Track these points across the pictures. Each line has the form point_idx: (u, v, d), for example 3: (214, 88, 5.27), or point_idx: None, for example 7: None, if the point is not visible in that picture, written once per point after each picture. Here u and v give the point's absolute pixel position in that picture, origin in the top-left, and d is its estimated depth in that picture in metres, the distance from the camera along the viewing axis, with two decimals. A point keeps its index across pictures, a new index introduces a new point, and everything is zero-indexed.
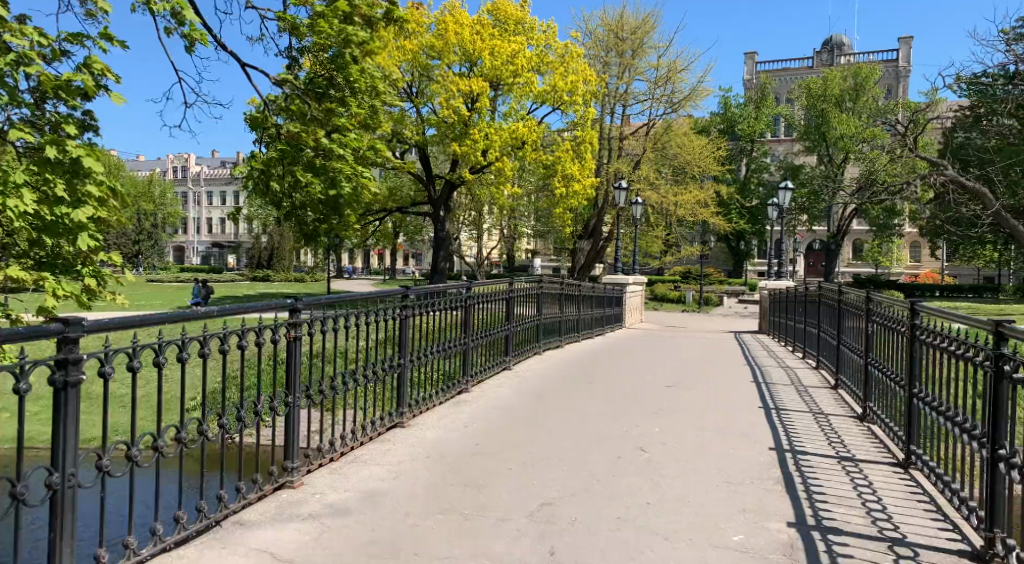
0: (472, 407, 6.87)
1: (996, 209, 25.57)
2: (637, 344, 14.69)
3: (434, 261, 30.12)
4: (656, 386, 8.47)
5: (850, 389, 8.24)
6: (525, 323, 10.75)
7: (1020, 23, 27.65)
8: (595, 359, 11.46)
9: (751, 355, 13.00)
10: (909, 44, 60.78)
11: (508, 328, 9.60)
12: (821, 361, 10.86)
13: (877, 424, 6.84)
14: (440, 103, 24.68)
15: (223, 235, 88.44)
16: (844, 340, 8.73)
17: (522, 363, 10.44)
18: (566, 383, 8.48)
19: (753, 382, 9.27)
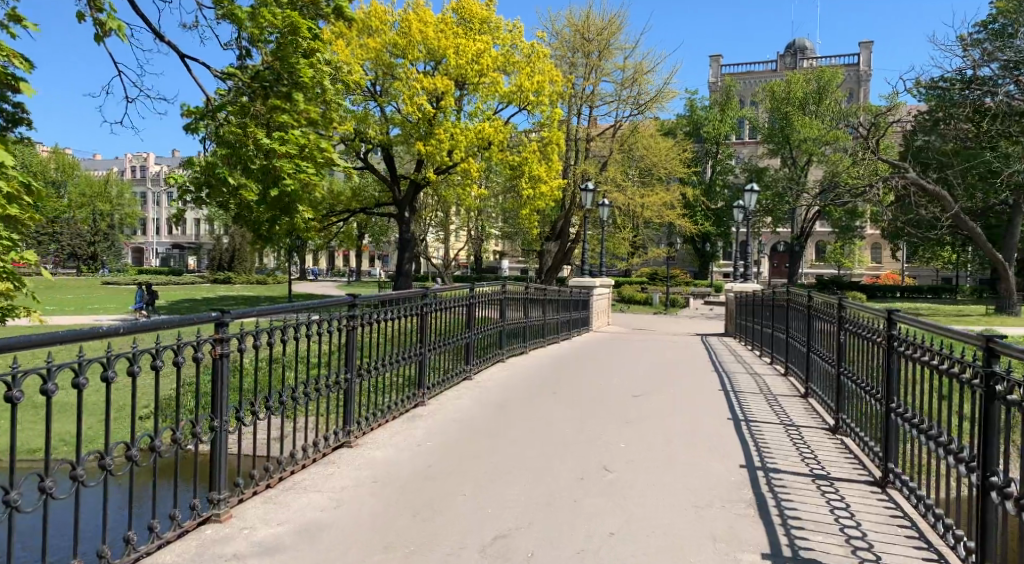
0: (429, 421, 6.53)
1: (955, 211, 26.10)
2: (603, 348, 14.45)
3: (399, 263, 29.63)
4: (622, 396, 8.22)
5: (820, 399, 8.09)
6: (488, 329, 10.43)
7: (976, 28, 28.25)
8: (560, 366, 11.15)
9: (719, 360, 12.84)
10: (870, 49, 62.01)
11: (469, 336, 9.29)
12: (789, 368, 10.73)
13: (849, 436, 6.66)
14: (404, 102, 24.27)
15: (184, 236, 86.44)
16: (813, 347, 8.56)
17: (485, 372, 10.12)
18: (528, 393, 8.18)
19: (722, 390, 9.07)
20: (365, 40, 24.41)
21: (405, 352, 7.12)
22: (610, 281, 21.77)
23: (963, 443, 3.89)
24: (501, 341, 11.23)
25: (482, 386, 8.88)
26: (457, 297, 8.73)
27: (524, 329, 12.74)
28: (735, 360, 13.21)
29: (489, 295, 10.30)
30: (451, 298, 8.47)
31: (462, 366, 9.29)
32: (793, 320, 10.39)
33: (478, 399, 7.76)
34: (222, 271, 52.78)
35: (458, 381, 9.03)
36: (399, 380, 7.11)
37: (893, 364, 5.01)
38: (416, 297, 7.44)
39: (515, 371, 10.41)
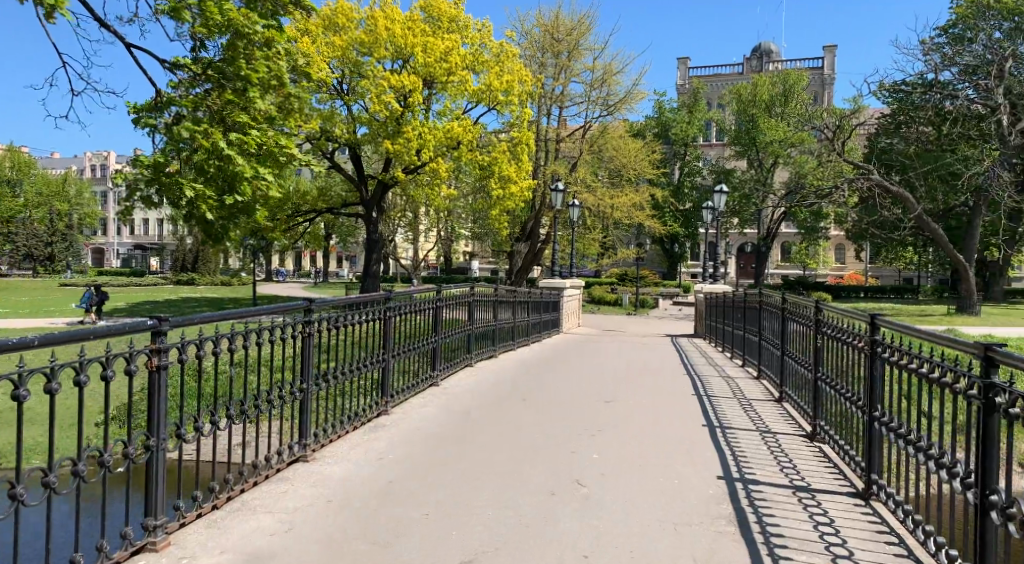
0: (391, 431, 6.26)
1: (918, 212, 26.70)
2: (574, 351, 14.25)
3: (366, 264, 29.16)
4: (594, 402, 8.01)
5: (796, 404, 7.96)
6: (455, 333, 10.17)
7: (938, 33, 28.77)
8: (531, 370, 10.91)
9: (691, 364, 12.71)
10: (834, 52, 63.08)
11: (436, 341, 9.03)
12: (762, 371, 10.62)
13: (826, 443, 6.54)
14: (371, 101, 23.86)
15: (146, 237, 84.35)
16: (788, 351, 8.44)
17: (452, 377, 9.85)
18: (497, 400, 7.92)
19: (696, 395, 8.92)
20: (331, 37, 24.00)
21: (367, 359, 6.83)
22: (580, 282, 21.64)
23: (950, 452, 3.75)
24: (470, 345, 10.98)
25: (449, 392, 8.61)
26: (422, 300, 8.46)
27: (494, 332, 12.49)
28: (707, 362, 13.11)
29: (456, 298, 10.04)
30: (415, 302, 8.19)
31: (428, 372, 9.01)
32: (766, 322, 10.31)
33: (445, 407, 7.48)
34: (185, 272, 51.56)
35: (425, 387, 8.75)
36: (360, 388, 6.82)
37: (874, 371, 4.88)
38: (378, 301, 7.15)
39: (484, 376, 10.15)
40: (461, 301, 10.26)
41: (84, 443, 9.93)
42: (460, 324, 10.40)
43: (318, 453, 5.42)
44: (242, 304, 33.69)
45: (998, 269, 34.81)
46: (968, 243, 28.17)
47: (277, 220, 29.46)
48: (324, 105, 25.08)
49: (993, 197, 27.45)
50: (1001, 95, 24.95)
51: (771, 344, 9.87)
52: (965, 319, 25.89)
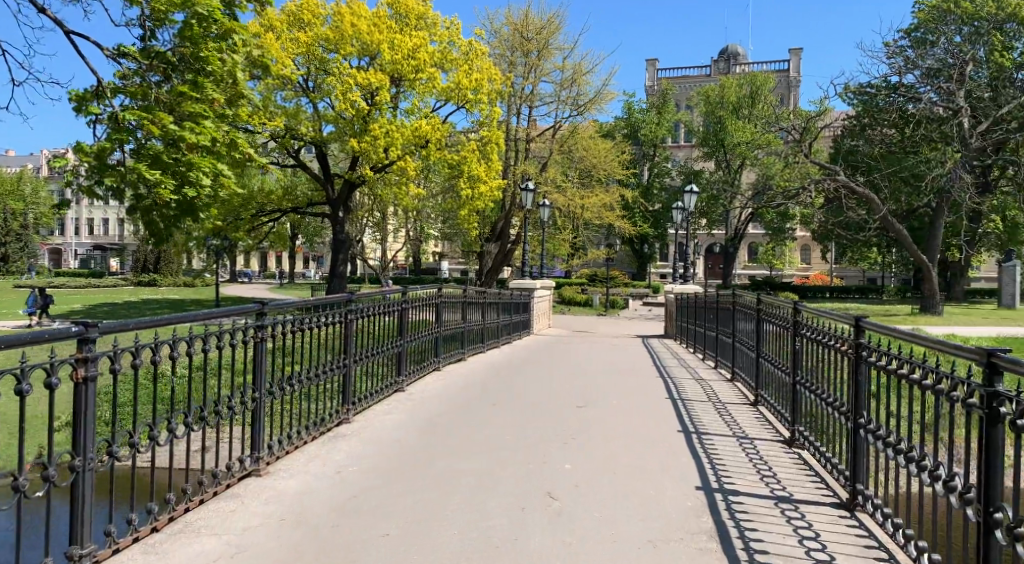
0: (351, 442, 5.95)
1: (883, 214, 27.42)
2: (544, 353, 14.04)
3: (332, 265, 28.67)
4: (566, 407, 7.79)
5: (772, 408, 7.82)
6: (422, 336, 9.87)
7: (901, 36, 29.29)
8: (499, 373, 10.64)
9: (663, 365, 12.58)
10: (799, 55, 64.13)
11: (402, 344, 8.73)
12: (735, 374, 10.51)
13: (805, 448, 6.39)
14: (336, 99, 23.42)
15: (106, 238, 82.20)
16: (762, 354, 8.32)
17: (418, 382, 9.55)
18: (466, 407, 7.65)
19: (670, 399, 8.75)
20: (298, 34, 23.60)
21: (327, 365, 6.51)
22: (551, 283, 21.51)
23: (939, 459, 3.60)
24: (438, 348, 10.69)
25: (415, 398, 8.33)
26: (387, 302, 8.15)
27: (462, 335, 12.21)
28: (679, 364, 12.97)
29: (423, 300, 9.74)
30: (379, 304, 7.88)
31: (393, 377, 8.70)
32: (739, 324, 10.18)
33: (411, 415, 7.20)
34: (146, 273, 50.27)
35: (389, 393, 8.45)
36: (321, 395, 6.50)
37: (857, 376, 4.73)
38: (339, 304, 6.83)
39: (451, 380, 9.88)
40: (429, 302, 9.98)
41: (30, 452, 9.45)
42: (427, 326, 10.11)
43: (272, 465, 5.11)
44: (205, 305, 32.90)
45: (958, 270, 35.63)
46: (931, 242, 28.70)
47: (241, 219, 28.83)
48: (290, 103, 24.65)
49: (954, 198, 28.06)
50: (962, 98, 25.54)
51: (745, 347, 9.74)
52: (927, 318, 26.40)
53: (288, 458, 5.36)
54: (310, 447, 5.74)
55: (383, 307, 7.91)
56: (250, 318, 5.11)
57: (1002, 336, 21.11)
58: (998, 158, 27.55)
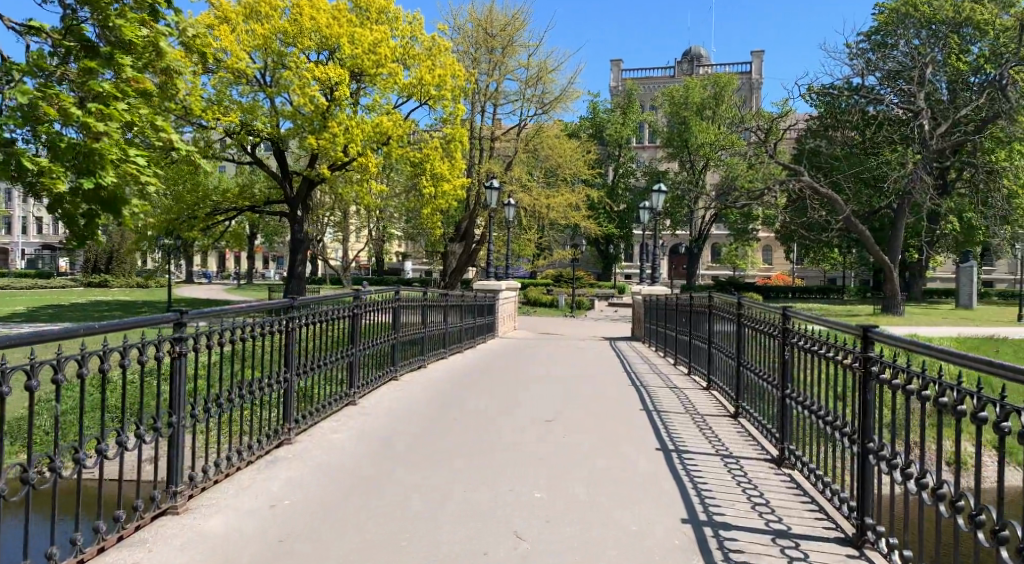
0: (293, 468, 5.36)
1: (846, 214, 27.79)
2: (508, 359, 13.48)
3: (291, 265, 27.79)
4: (533, 423, 7.23)
5: (755, 421, 7.35)
6: (378, 344, 9.25)
7: (863, 38, 29.63)
8: (460, 383, 10.03)
9: (633, 371, 12.08)
10: (760, 57, 64.92)
11: (354, 354, 8.10)
12: (711, 381, 10.01)
13: (794, 468, 5.92)
14: (294, 93, 22.60)
15: (55, 237, 79.23)
16: (743, 362, 7.83)
17: (372, 394, 8.91)
18: (424, 424, 7.04)
19: (645, 411, 8.24)
20: (254, 26, 22.77)
21: (264, 380, 5.85)
22: (517, 285, 21.06)
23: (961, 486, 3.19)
24: (395, 356, 10.08)
25: (369, 413, 7.70)
26: (336, 307, 7.50)
27: (422, 340, 11.61)
28: (649, 369, 12.47)
29: (379, 303, 9.10)
30: (327, 310, 7.21)
31: (344, 390, 8.07)
32: (713, 328, 9.70)
33: (362, 434, 6.58)
34: (97, 273, 48.43)
35: (339, 408, 7.82)
36: (257, 414, 5.84)
37: (862, 394, 4.30)
38: (279, 310, 6.17)
39: (408, 391, 9.28)
40: (384, 306, 9.34)
41: None
42: (383, 332, 9.46)
43: (194, 500, 4.51)
44: (158, 308, 31.66)
45: (916, 270, 36.30)
46: (893, 243, 28.98)
47: (195, 219, 27.70)
48: (246, 98, 23.65)
49: (915, 199, 28.44)
50: (922, 100, 26.04)
51: (720, 352, 9.26)
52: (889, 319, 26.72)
53: (216, 489, 4.77)
54: (244, 476, 5.13)
55: (334, 313, 7.25)
56: (184, 326, 4.49)
57: (963, 336, 21.37)
58: (956, 160, 28.12)
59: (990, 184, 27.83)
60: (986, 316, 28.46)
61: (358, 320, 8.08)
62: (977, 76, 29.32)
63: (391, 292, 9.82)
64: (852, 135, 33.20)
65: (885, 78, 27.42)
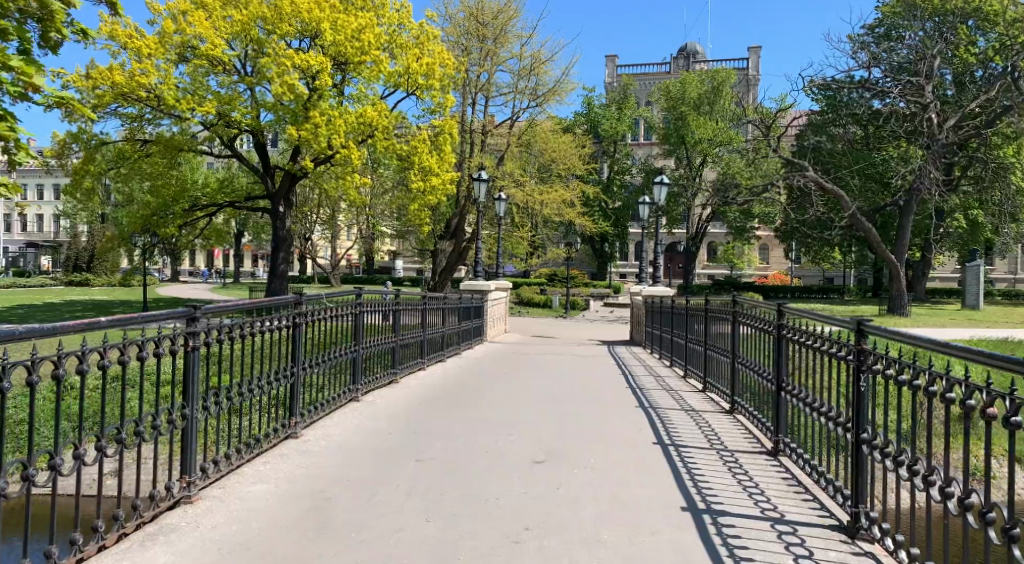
0: (178, 542, 4.12)
1: (851, 210, 26.81)
2: (494, 369, 12.25)
3: (273, 263, 26.60)
4: (515, 468, 5.94)
5: (804, 465, 5.95)
6: (335, 358, 8.06)
7: (866, 29, 28.65)
8: (434, 405, 8.75)
9: (639, 386, 10.75)
10: (757, 53, 63.91)
11: (297, 373, 6.91)
12: (734, 404, 8.60)
13: (874, 541, 4.44)
14: (269, 82, 21.28)
15: (42, 236, 77.73)
16: (784, 386, 6.42)
17: (319, 420, 7.68)
18: (381, 470, 5.72)
19: (660, 448, 6.91)
20: (232, 11, 21.58)
21: (154, 414, 4.63)
22: (508, 286, 19.95)
23: None
24: (356, 372, 8.89)
25: (314, 449, 6.44)
26: (268, 316, 6.34)
27: (393, 352, 10.45)
28: (658, 382, 11.19)
29: (334, 309, 7.92)
30: (254, 321, 6.03)
31: (282, 420, 6.84)
32: (737, 339, 8.32)
33: (292, 488, 5.21)
34: (79, 272, 46.97)
35: (278, 441, 6.60)
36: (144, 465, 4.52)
37: None
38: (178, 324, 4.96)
39: (369, 417, 8.02)
40: (342, 312, 8.16)
41: None
42: (341, 345, 8.27)
43: None
44: (135, 307, 30.42)
45: (919, 269, 35.46)
46: (899, 242, 28.09)
47: (173, 215, 26.41)
48: (225, 88, 22.42)
49: (923, 195, 27.45)
50: (929, 93, 25.25)
51: (745, 368, 7.93)
52: (895, 320, 25.82)
53: None
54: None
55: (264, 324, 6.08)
56: None
57: (974, 339, 20.55)
58: (963, 156, 27.24)
59: (998, 182, 26.97)
60: (994, 317, 27.61)
61: (301, 332, 6.92)
62: (983, 70, 28.42)
63: (351, 295, 8.67)
64: (854, 130, 32.26)
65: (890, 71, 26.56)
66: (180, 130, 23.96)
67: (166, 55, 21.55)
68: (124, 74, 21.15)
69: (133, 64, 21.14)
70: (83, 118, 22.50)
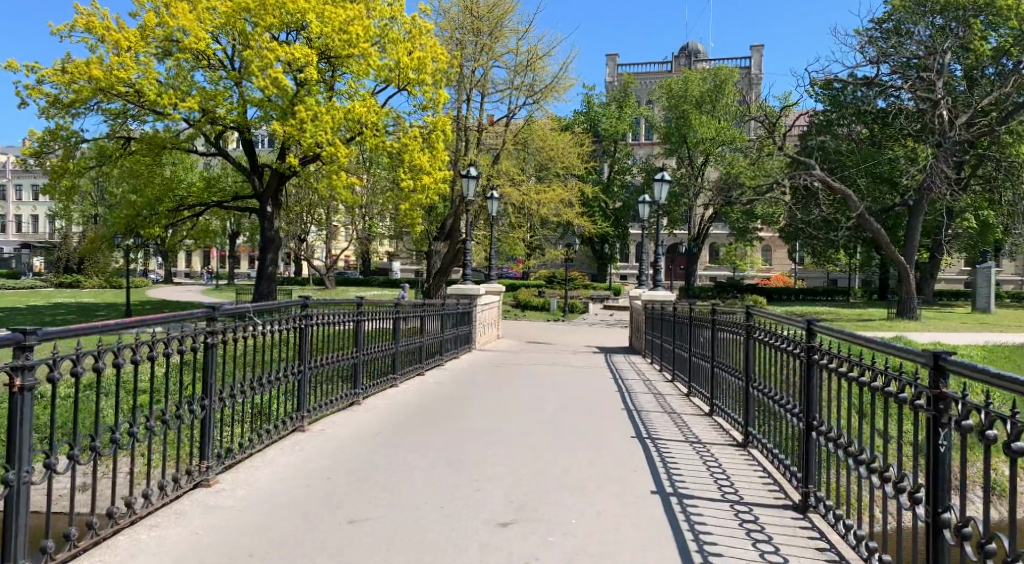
0: None
1: (860, 210, 25.99)
2: (477, 385, 11.06)
3: (260, 264, 25.76)
4: (475, 537, 4.65)
5: (844, 533, 4.60)
6: (273, 384, 6.68)
7: (875, 24, 27.77)
8: (396, 438, 7.47)
9: (638, 408, 9.57)
10: (760, 52, 63.12)
11: (210, 405, 5.58)
12: (750, 438, 7.35)
13: None
14: (253, 78, 20.44)
15: (36, 236, 77.14)
16: (817, 427, 5.14)
17: (247, 461, 6.32)
18: (304, 543, 4.45)
19: (660, 498, 5.61)
20: (217, 3, 20.82)
21: None
22: (500, 289, 19.12)
23: None
24: (302, 397, 7.49)
25: (225, 507, 5.14)
26: (172, 339, 5.04)
27: (355, 370, 9.02)
28: (659, 402, 10.04)
29: (269, 324, 6.54)
30: (142, 345, 4.74)
31: (189, 466, 5.51)
32: (752, 359, 7.14)
33: None
34: (69, 273, 46.27)
35: (181, 491, 5.30)
36: None
37: None
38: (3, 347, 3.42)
39: (312, 454, 6.71)
40: (282, 328, 6.79)
41: None
42: (283, 365, 6.88)
43: None
44: (121, 310, 29.63)
45: (927, 271, 34.44)
46: (909, 242, 27.25)
47: (157, 215, 25.57)
48: (211, 84, 21.62)
49: (934, 195, 26.62)
50: (940, 89, 24.46)
51: (764, 396, 6.71)
52: (904, 323, 24.88)
53: None
54: None
55: (152, 350, 4.75)
56: None
57: (988, 345, 19.58)
58: (974, 154, 26.30)
59: (1010, 181, 25.99)
60: (1006, 321, 26.63)
61: (213, 355, 5.60)
62: (994, 67, 27.49)
63: (295, 306, 7.31)
64: (859, 128, 31.39)
65: (899, 67, 25.66)
66: (165, 128, 23.18)
67: (147, 48, 20.82)
68: (103, 69, 20.30)
69: (111, 58, 20.29)
70: (63, 114, 21.68)
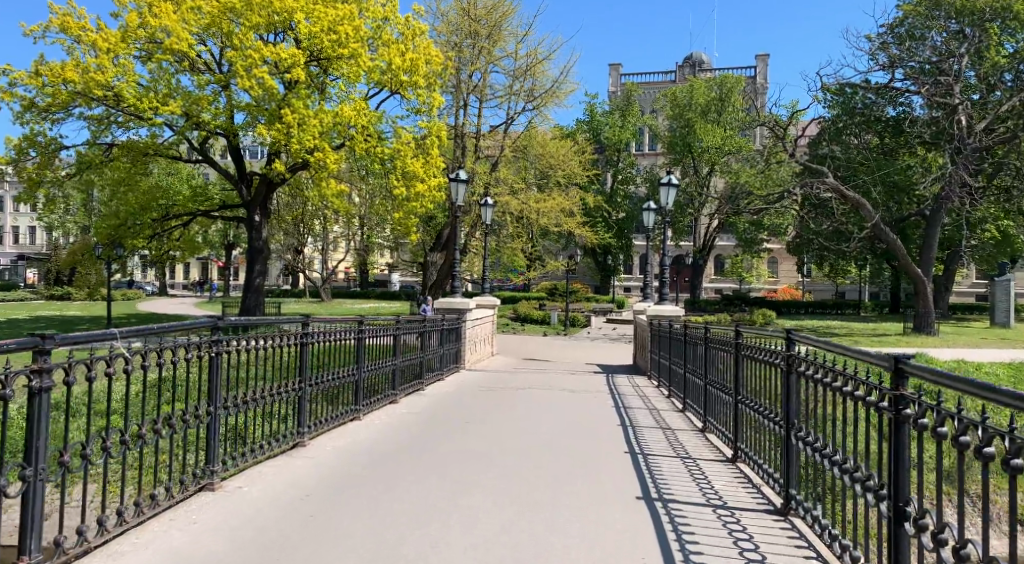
0: None
1: (875, 220, 24.88)
2: (461, 416, 9.29)
3: (247, 275, 24.66)
4: None
5: None
6: (163, 430, 4.70)
7: (887, 27, 26.72)
8: (317, 481, 5.79)
9: (632, 439, 7.92)
10: (765, 61, 62.24)
11: (35, 479, 3.40)
12: (764, 481, 5.64)
13: None
14: (238, 79, 19.55)
15: (31, 246, 76.43)
16: (872, 481, 3.41)
17: (108, 547, 4.04)
18: None
19: (658, 548, 4.27)
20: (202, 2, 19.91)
21: None
22: (495, 302, 18.00)
23: None
24: (212, 445, 5.28)
25: None
26: None
27: (302, 405, 6.85)
28: (651, 422, 9.12)
29: (151, 352, 4.52)
30: None
31: None
32: (762, 381, 5.54)
33: None
34: (60, 286, 45.37)
35: None
36: None
37: None
38: None
39: (192, 508, 4.86)
40: (182, 355, 4.77)
41: None
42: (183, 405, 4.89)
43: None
44: (105, 324, 28.57)
45: (941, 283, 33.26)
46: (926, 253, 26.13)
47: (140, 224, 24.43)
48: (197, 85, 20.62)
49: (952, 203, 25.48)
50: (958, 94, 23.37)
51: (778, 427, 5.07)
52: (922, 339, 23.70)
53: None
54: None
55: None
56: None
57: (1014, 362, 18.39)
58: (994, 162, 25.11)
59: None
60: None
61: (48, 405, 3.47)
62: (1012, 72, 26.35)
63: (202, 328, 5.23)
64: (870, 136, 30.42)
65: (915, 71, 24.54)
66: (149, 135, 22.22)
67: (127, 50, 19.91)
68: (81, 71, 19.41)
69: (89, 59, 19.37)
70: (41, 120, 20.76)
